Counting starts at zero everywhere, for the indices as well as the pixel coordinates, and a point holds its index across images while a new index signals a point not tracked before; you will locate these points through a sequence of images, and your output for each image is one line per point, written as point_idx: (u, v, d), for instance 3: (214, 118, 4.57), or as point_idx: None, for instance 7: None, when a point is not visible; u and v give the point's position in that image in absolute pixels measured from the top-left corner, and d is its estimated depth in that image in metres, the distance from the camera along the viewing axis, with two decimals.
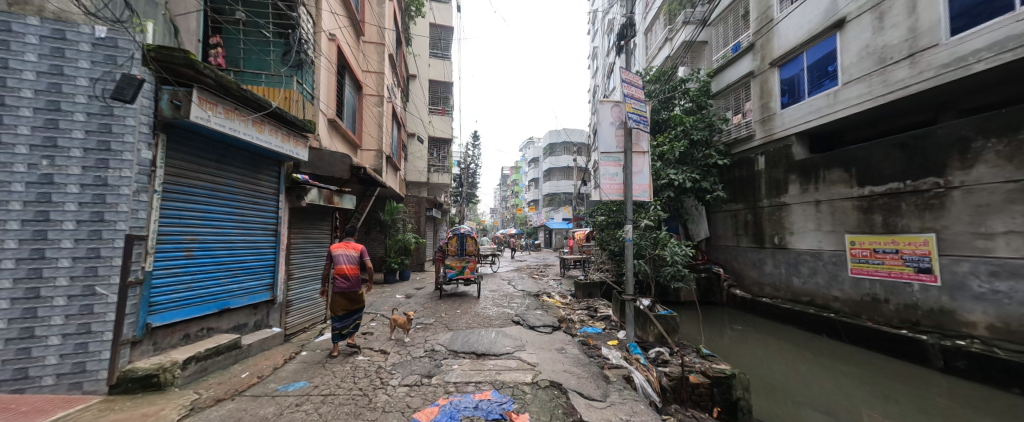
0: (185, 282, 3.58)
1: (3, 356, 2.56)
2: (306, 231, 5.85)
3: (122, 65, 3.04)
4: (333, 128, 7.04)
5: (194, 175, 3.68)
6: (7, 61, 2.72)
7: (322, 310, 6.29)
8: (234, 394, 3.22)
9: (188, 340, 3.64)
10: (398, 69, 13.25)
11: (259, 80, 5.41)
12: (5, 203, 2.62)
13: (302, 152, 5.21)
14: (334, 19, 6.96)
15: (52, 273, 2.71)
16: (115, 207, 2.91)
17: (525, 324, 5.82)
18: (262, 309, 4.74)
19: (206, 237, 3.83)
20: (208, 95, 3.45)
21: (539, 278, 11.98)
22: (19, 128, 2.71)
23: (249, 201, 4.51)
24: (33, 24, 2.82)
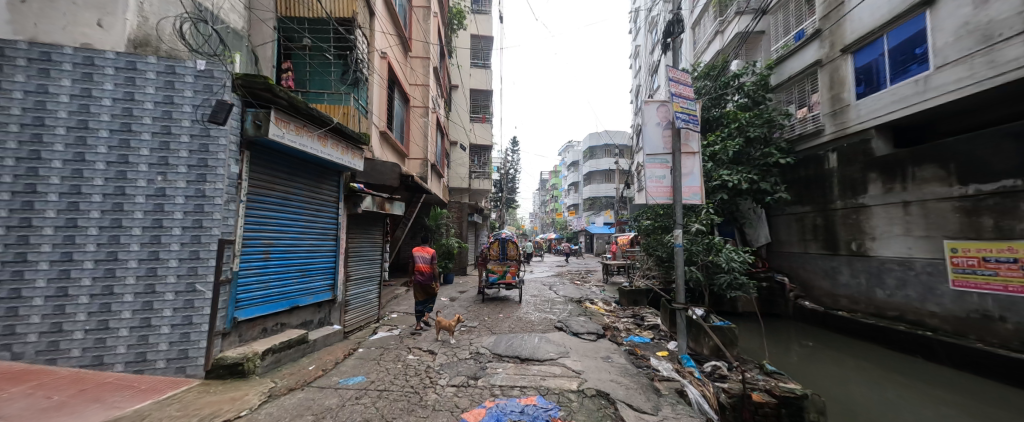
0: (263, 281, 4.03)
1: (129, 341, 3.09)
2: (361, 236, 6.31)
3: (217, 93, 3.49)
4: (383, 138, 7.55)
5: (270, 186, 4.14)
6: (133, 94, 3.27)
7: (375, 310, 6.72)
8: (303, 384, 3.56)
9: (265, 334, 4.09)
10: (442, 81, 13.83)
11: (322, 98, 5.93)
12: (131, 213, 3.16)
13: (358, 163, 5.65)
14: (385, 38, 7.48)
15: (164, 272, 3.21)
16: (212, 215, 3.37)
17: (569, 331, 5.76)
18: (324, 308, 5.18)
19: (280, 241, 4.28)
20: (282, 115, 3.90)
21: (581, 284, 11.76)
22: (142, 149, 3.25)
23: (314, 209, 4.97)
24: (151, 62, 3.35)
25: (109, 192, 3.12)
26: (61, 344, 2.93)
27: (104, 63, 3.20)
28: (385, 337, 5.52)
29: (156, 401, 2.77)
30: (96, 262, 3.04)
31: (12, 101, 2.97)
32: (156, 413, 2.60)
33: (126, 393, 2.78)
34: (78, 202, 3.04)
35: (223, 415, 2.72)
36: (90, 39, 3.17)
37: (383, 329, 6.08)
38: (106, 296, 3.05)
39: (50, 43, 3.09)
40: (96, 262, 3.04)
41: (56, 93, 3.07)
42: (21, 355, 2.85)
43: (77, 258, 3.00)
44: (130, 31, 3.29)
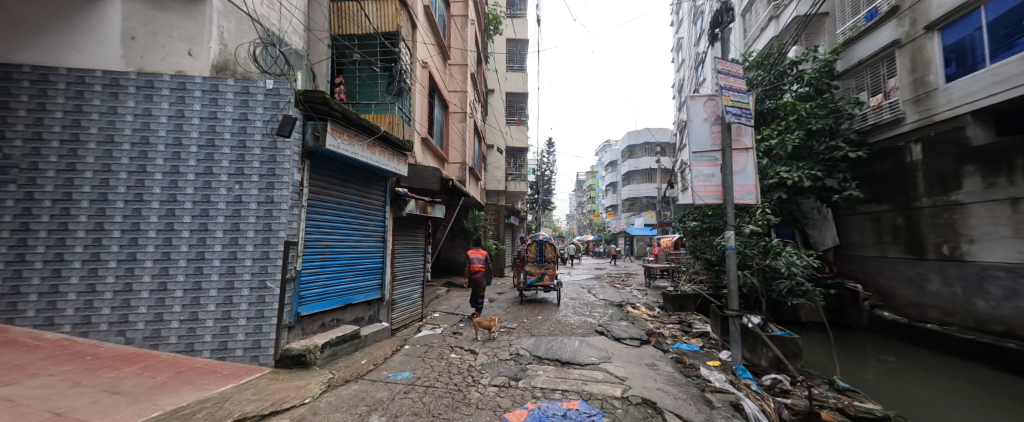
0: (321, 280, 4.37)
1: (213, 331, 3.49)
2: (405, 238, 6.63)
3: (282, 108, 3.83)
4: (425, 144, 7.87)
5: (326, 191, 4.48)
6: (216, 113, 3.69)
7: (419, 308, 7.02)
8: (357, 377, 3.81)
9: (323, 328, 4.43)
10: (479, 86, 14.14)
11: (370, 108, 6.33)
12: (214, 217, 3.58)
13: (403, 168, 5.94)
14: (426, 48, 7.82)
15: (240, 270, 3.58)
16: (278, 219, 3.68)
17: (610, 335, 5.62)
18: (374, 305, 5.50)
19: (335, 242, 4.62)
20: (337, 126, 4.24)
21: (622, 288, 11.40)
22: (222, 161, 3.66)
23: (364, 212, 5.30)
24: (230, 84, 3.76)
25: (197, 199, 3.56)
26: (162, 332, 3.40)
27: (193, 87, 3.65)
28: (429, 335, 5.75)
29: (235, 385, 3.11)
30: (188, 261, 3.49)
31: (124, 124, 3.51)
32: (236, 395, 2.93)
33: (212, 377, 3.16)
34: (175, 208, 3.51)
35: (290, 402, 2.99)
36: (185, 68, 3.65)
37: (426, 327, 6.34)
38: (195, 290, 3.48)
39: (153, 73, 3.59)
40: (187, 261, 3.49)
41: (157, 115, 3.56)
42: (132, 340, 3.34)
43: (173, 257, 3.47)
44: (214, 58, 3.73)
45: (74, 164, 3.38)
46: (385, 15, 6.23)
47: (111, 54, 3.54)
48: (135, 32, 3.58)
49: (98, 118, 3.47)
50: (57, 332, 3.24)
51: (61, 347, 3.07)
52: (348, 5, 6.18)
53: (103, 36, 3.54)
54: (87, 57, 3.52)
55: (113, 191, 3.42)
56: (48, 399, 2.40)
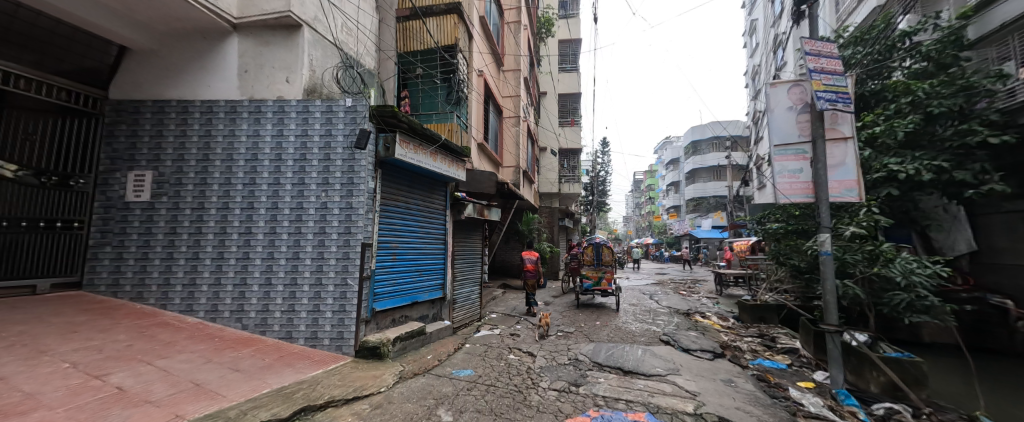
0: (392, 278, 4.73)
1: (306, 321, 3.96)
2: (464, 241, 6.90)
3: (360, 123, 4.19)
4: (481, 149, 8.11)
5: (394, 197, 4.84)
6: (306, 130, 4.19)
7: (478, 309, 7.24)
8: (424, 371, 4.05)
9: (394, 324, 4.78)
10: (532, 90, 14.20)
11: (431, 118, 6.72)
12: (306, 222, 4.06)
13: (462, 174, 6.19)
14: (481, 57, 8.09)
15: (327, 269, 4.00)
16: (357, 223, 4.03)
17: (677, 346, 5.25)
18: (437, 304, 5.80)
19: (403, 244, 4.97)
20: (404, 136, 4.58)
21: (687, 294, 10.59)
22: (311, 173, 4.14)
23: (427, 216, 5.63)
24: (316, 104, 4.23)
25: (293, 207, 4.09)
26: (268, 320, 3.95)
27: (289, 109, 4.19)
28: (487, 335, 5.90)
29: (324, 371, 3.49)
30: (287, 260, 4.02)
31: (240, 145, 4.16)
32: (325, 380, 3.30)
33: (307, 362, 3.60)
34: (277, 215, 4.07)
35: (368, 389, 3.29)
36: (284, 94, 4.20)
37: (485, 327, 6.51)
38: (293, 286, 3.99)
39: (261, 100, 4.21)
40: (287, 261, 4.01)
41: (263, 136, 4.17)
42: (246, 327, 3.94)
43: (276, 257, 4.02)
44: (307, 83, 4.25)
45: (207, 179, 4.11)
46: (445, 30, 6.65)
47: (231, 86, 4.24)
48: (248, 66, 4.25)
49: (222, 140, 4.17)
50: (193, 316, 3.94)
51: (196, 329, 3.73)
52: (413, 25, 6.77)
53: (226, 72, 4.25)
54: (214, 90, 4.25)
55: (233, 201, 4.08)
56: (191, 372, 2.94)
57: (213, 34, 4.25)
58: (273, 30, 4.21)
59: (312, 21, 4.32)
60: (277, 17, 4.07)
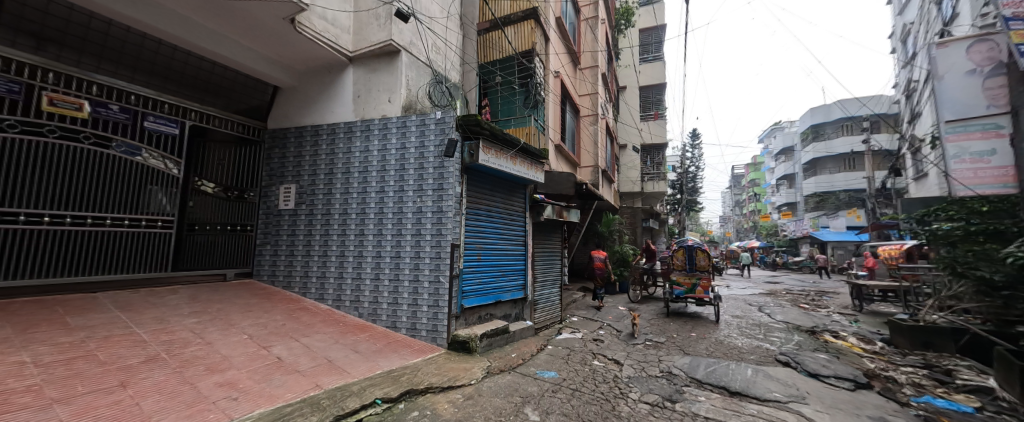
0: (478, 277, 4.96)
1: (405, 313, 4.40)
2: (544, 243, 6.93)
3: (447, 132, 4.50)
4: (558, 150, 8.03)
5: (479, 201, 5.08)
6: (404, 142, 4.65)
7: (559, 311, 7.19)
8: (509, 368, 4.16)
9: (480, 321, 5.01)
10: (611, 86, 13.62)
11: (510, 124, 6.87)
12: (405, 224, 4.51)
13: (540, 176, 6.20)
14: (558, 59, 8.06)
15: (422, 267, 4.37)
16: (447, 225, 4.32)
17: (800, 369, 4.45)
18: (519, 304, 5.93)
19: (487, 245, 5.18)
20: (487, 143, 4.77)
21: (809, 308, 8.92)
22: (409, 180, 4.57)
23: (508, 218, 5.79)
24: (412, 119, 4.66)
25: (395, 212, 4.57)
26: (377, 311, 4.49)
27: (391, 125, 4.71)
28: (570, 339, 5.81)
29: (422, 360, 3.84)
30: (390, 258, 4.51)
31: (355, 159, 4.84)
32: (424, 368, 3.62)
33: (408, 350, 4.00)
34: (383, 219, 4.60)
35: (461, 380, 3.50)
36: (386, 112, 4.74)
37: (567, 330, 6.42)
38: (396, 281, 4.47)
39: (370, 119, 4.82)
40: (390, 259, 4.50)
41: (371, 150, 4.77)
42: (361, 315, 4.54)
43: (382, 255, 4.55)
44: (405, 101, 4.73)
45: (331, 190, 4.89)
46: (522, 36, 6.83)
47: (348, 110, 4.97)
48: (360, 91, 4.94)
49: (342, 156, 4.91)
50: (323, 304, 4.70)
51: (325, 314, 4.44)
52: (492, 36, 7.09)
53: (344, 98, 5.01)
54: (336, 115, 5.03)
55: (350, 207, 4.76)
56: (323, 349, 3.52)
57: (335, 68, 5.06)
58: (378, 58, 4.83)
59: (408, 45, 4.82)
60: (381, 46, 4.66)
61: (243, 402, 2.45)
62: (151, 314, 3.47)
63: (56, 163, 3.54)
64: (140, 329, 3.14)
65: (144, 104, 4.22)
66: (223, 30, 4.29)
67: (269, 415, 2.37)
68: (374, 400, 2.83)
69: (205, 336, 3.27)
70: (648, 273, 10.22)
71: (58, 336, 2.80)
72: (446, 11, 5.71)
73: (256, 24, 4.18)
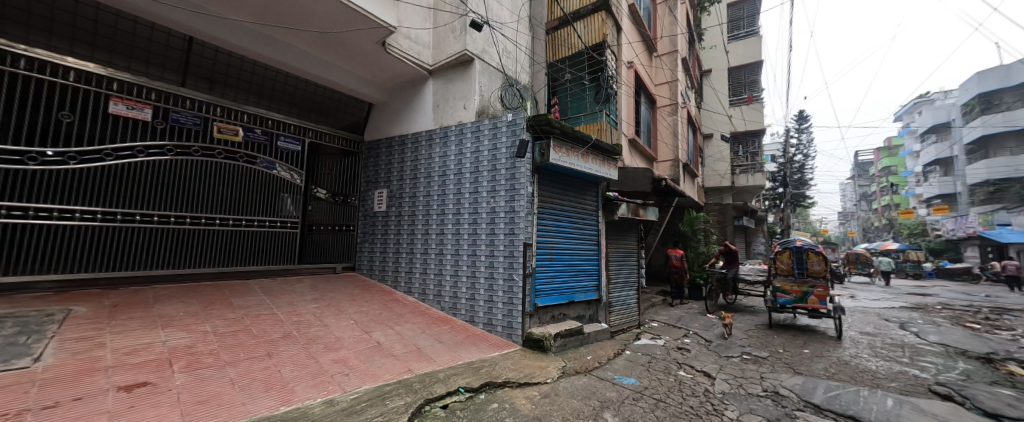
0: (551, 277, 4.96)
1: (482, 308, 4.61)
2: (618, 243, 6.64)
3: (518, 133, 4.57)
4: (632, 145, 7.60)
5: (551, 200, 5.07)
6: (478, 146, 4.86)
7: (636, 315, 6.83)
8: (585, 371, 4.07)
9: (553, 320, 5.00)
10: (693, 70, 12.43)
11: (580, 120, 6.76)
12: (480, 224, 4.72)
13: (613, 173, 5.93)
14: (631, 48, 7.64)
15: (497, 265, 4.53)
16: (520, 224, 4.41)
17: (968, 405, 3.50)
18: (593, 305, 5.79)
19: (559, 244, 5.15)
20: (558, 141, 4.75)
21: (977, 329, 7.01)
22: (483, 182, 4.77)
23: (580, 217, 5.69)
24: (485, 123, 4.84)
25: (471, 212, 4.81)
26: (456, 305, 4.79)
27: (466, 130, 4.96)
28: (650, 345, 5.47)
29: (499, 354, 3.99)
30: (467, 256, 4.77)
31: (435, 164, 5.22)
32: (501, 362, 3.75)
33: (486, 344, 4.20)
34: (461, 220, 4.87)
35: (537, 378, 3.55)
36: (462, 118, 5.01)
37: (647, 336, 6.06)
38: (473, 277, 4.71)
39: (447, 126, 5.16)
40: (468, 257, 4.76)
41: (449, 155, 5.10)
42: (443, 308, 4.88)
43: (460, 253, 4.83)
44: (478, 106, 4.95)
45: (416, 194, 5.35)
46: (592, 30, 6.66)
47: (429, 119, 5.39)
48: (438, 101, 5.32)
49: (424, 162, 5.34)
50: (411, 297, 5.18)
51: (412, 306, 4.90)
52: (561, 33, 7.02)
53: (425, 109, 5.45)
54: (418, 124, 5.51)
55: (432, 209, 5.15)
56: (413, 337, 3.89)
57: (418, 81, 5.54)
58: (454, 68, 5.15)
59: (481, 53, 5.03)
60: (457, 57, 4.95)
61: (353, 378, 2.85)
62: (284, 299, 4.22)
63: (221, 177, 4.54)
64: (277, 310, 3.84)
65: (278, 126, 5.13)
66: (331, 59, 5.06)
67: (372, 392, 2.69)
68: (457, 388, 3.04)
69: (323, 319, 3.85)
70: (728, 282, 8.32)
71: (224, 312, 3.58)
72: (516, 15, 5.84)
73: (353, 49, 4.79)
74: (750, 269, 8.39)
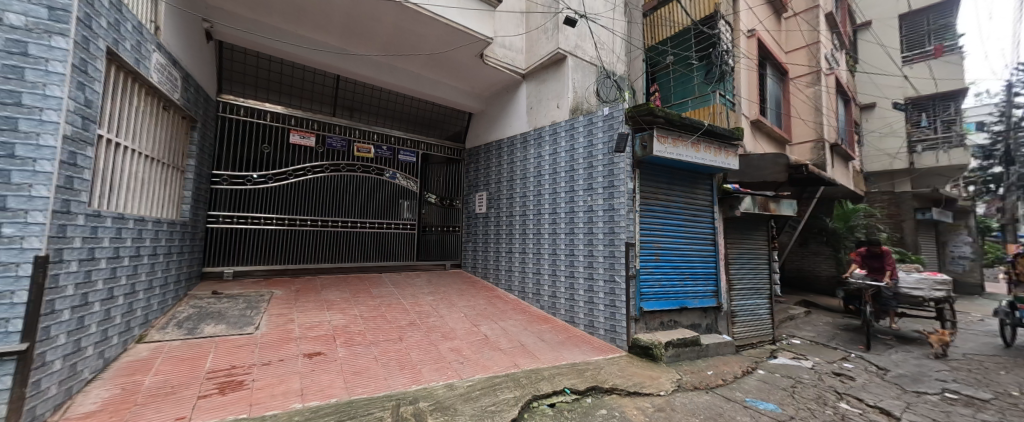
0: (658, 279, 4.53)
1: (583, 309, 4.49)
2: (742, 242, 5.71)
3: (616, 127, 4.31)
4: (756, 128, 6.44)
5: (656, 196, 4.64)
6: (573, 144, 4.76)
7: (769, 327, 5.77)
8: (707, 387, 3.57)
9: (663, 327, 4.54)
10: (843, 27, 9.93)
11: (686, 106, 6.05)
12: (577, 223, 4.61)
13: (734, 161, 5.03)
14: (752, 14, 6.51)
15: (597, 265, 4.36)
16: (620, 223, 4.14)
17: None
18: (711, 314, 5.10)
19: (666, 244, 4.69)
20: (662, 131, 4.29)
21: None
22: (579, 181, 4.65)
23: (692, 214, 5.07)
24: (580, 120, 4.71)
25: (567, 212, 4.73)
26: (556, 304, 4.78)
27: (560, 129, 4.92)
28: (793, 366, 4.53)
29: (604, 358, 3.82)
30: (565, 255, 4.71)
31: (530, 165, 5.32)
32: (607, 367, 3.58)
33: (589, 346, 4.07)
34: (557, 219, 4.85)
35: (649, 389, 3.26)
36: (556, 118, 4.99)
37: (786, 355, 5.05)
38: (572, 277, 4.63)
39: (541, 127, 5.20)
40: (565, 257, 4.71)
41: (543, 155, 5.14)
42: (543, 307, 4.94)
43: (558, 253, 4.80)
44: (572, 104, 4.85)
45: (513, 195, 5.54)
46: (701, 4, 5.99)
47: (523, 122, 5.53)
48: (532, 103, 5.41)
49: (520, 164, 5.50)
50: (511, 294, 5.39)
51: (514, 304, 5.07)
52: (661, 13, 6.56)
53: (519, 112, 5.60)
54: (513, 127, 5.69)
55: (528, 209, 5.27)
56: (517, 334, 4.02)
57: (512, 87, 5.75)
58: (547, 69, 5.17)
59: (574, 49, 4.93)
60: (550, 57, 4.96)
61: (467, 367, 3.09)
62: (407, 291, 4.83)
63: (358, 189, 5.45)
64: (403, 301, 4.43)
65: (398, 142, 5.94)
66: (437, 77, 5.62)
67: (485, 382, 2.87)
68: (564, 388, 3.01)
69: (438, 311, 4.28)
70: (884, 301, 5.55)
71: (366, 299, 4.29)
72: (610, 3, 5.54)
73: (454, 64, 5.23)
74: (911, 278, 5.38)
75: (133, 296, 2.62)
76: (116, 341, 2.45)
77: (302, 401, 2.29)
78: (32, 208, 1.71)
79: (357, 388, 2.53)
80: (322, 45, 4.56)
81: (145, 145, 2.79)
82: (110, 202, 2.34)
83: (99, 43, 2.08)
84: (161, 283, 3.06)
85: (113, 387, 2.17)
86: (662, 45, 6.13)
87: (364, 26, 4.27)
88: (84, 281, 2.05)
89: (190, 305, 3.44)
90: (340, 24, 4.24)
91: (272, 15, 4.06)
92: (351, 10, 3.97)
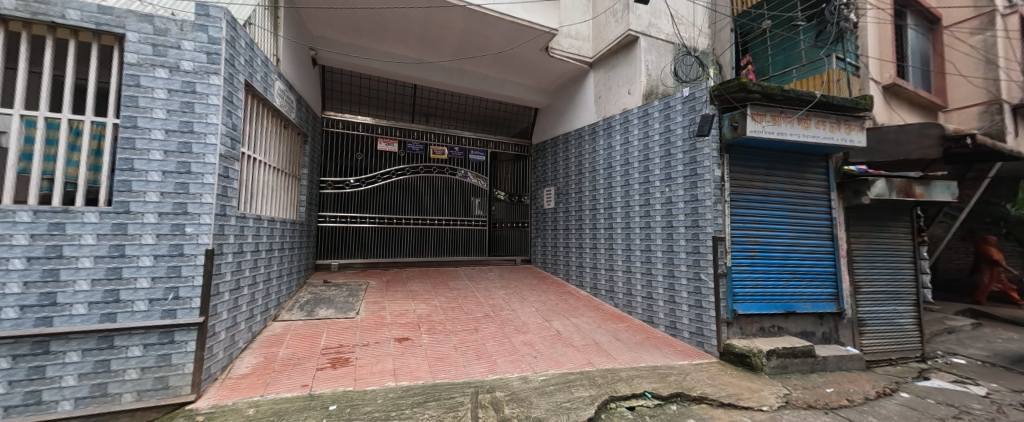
0: (755, 279, 3.96)
1: (663, 310, 4.16)
2: (871, 235, 4.68)
3: (699, 109, 3.87)
4: (892, 94, 5.19)
5: (751, 184, 4.06)
6: (647, 131, 4.41)
7: (915, 341, 4.64)
8: (825, 407, 3.01)
9: (763, 333, 3.96)
10: None
11: (790, 77, 5.19)
12: (653, 217, 4.29)
13: (859, 137, 4.12)
14: None
15: (678, 262, 4.00)
16: (705, 215, 3.72)
17: None
18: (828, 321, 4.29)
19: (765, 239, 4.08)
20: (759, 108, 3.68)
21: None
22: (655, 170, 4.30)
23: (800, 203, 4.32)
24: (655, 105, 4.35)
25: (642, 204, 4.43)
26: (632, 303, 4.53)
27: (631, 117, 4.62)
28: (953, 392, 3.57)
29: (689, 363, 3.48)
30: (641, 251, 4.42)
31: (600, 157, 5.12)
32: (694, 373, 3.26)
33: (671, 349, 3.75)
34: (631, 213, 4.58)
35: (747, 402, 2.87)
36: (627, 105, 4.70)
37: (942, 377, 4.00)
38: (649, 274, 4.32)
39: (611, 116, 4.96)
40: (641, 252, 4.42)
41: (614, 146, 4.89)
42: (617, 305, 4.73)
43: (633, 248, 4.53)
44: (645, 88, 4.51)
45: (582, 189, 5.40)
46: None
47: (591, 112, 5.34)
48: (601, 92, 5.19)
49: (589, 156, 5.33)
50: (584, 291, 5.26)
51: (586, 301, 4.95)
52: None
53: (587, 103, 5.42)
54: (581, 119, 5.54)
55: (598, 203, 5.09)
56: (591, 331, 3.91)
57: (579, 77, 5.61)
58: (617, 54, 4.90)
59: (648, 28, 4.56)
60: (619, 41, 4.69)
61: (540, 361, 3.11)
62: (482, 284, 5.05)
63: (436, 189, 5.86)
64: (477, 294, 4.64)
65: (469, 142, 6.22)
66: (504, 76, 5.77)
67: (559, 377, 2.86)
68: (644, 392, 2.82)
69: (511, 304, 4.40)
70: None
71: (445, 291, 4.60)
72: None
73: (520, 60, 5.27)
74: None
75: (269, 283, 3.22)
76: (260, 319, 3.04)
77: (395, 380, 2.55)
78: (203, 212, 2.20)
79: (440, 373, 2.72)
80: (402, 57, 5.00)
81: (272, 158, 3.38)
82: (250, 207, 2.89)
83: (239, 77, 2.56)
84: (287, 273, 3.70)
85: (257, 355, 2.70)
86: (754, 12, 5.42)
87: (437, 35, 4.56)
88: (237, 270, 2.58)
89: (308, 291, 4.08)
90: (416, 36, 4.59)
91: (361, 36, 4.59)
92: (426, 21, 4.26)
